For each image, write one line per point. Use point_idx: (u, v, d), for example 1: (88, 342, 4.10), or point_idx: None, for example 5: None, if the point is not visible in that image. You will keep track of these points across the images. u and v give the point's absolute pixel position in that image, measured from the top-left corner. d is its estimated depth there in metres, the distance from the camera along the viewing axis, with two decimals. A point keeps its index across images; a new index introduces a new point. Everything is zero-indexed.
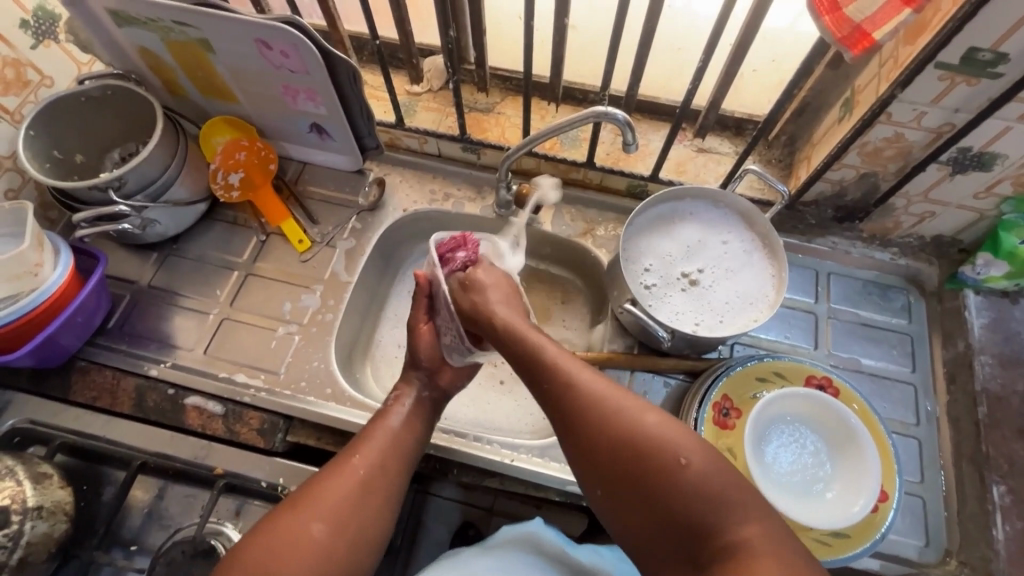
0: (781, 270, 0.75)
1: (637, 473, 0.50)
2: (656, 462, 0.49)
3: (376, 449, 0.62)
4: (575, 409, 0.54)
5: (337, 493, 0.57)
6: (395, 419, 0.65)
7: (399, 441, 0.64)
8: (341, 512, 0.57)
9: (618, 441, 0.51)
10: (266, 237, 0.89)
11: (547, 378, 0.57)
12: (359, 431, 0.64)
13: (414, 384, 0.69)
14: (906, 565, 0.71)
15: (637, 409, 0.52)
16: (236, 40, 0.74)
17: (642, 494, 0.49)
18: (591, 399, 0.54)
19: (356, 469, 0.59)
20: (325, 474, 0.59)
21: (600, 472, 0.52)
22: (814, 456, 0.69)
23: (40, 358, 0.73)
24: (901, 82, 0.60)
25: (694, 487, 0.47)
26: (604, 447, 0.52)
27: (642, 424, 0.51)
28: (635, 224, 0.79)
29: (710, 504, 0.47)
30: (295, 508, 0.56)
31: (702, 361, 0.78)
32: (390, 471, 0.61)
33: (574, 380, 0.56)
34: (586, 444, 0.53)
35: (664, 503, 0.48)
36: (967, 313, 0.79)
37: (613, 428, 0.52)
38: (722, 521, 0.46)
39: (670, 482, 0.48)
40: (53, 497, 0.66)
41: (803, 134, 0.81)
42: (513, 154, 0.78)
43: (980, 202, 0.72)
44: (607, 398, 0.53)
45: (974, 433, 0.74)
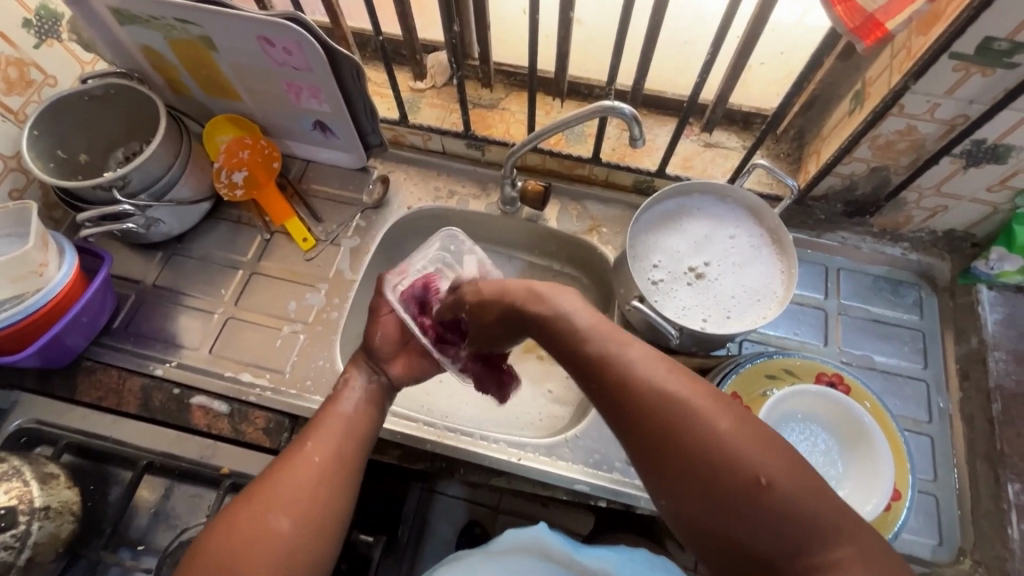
0: (791, 265, 0.74)
1: (715, 489, 0.42)
2: (737, 477, 0.42)
3: (331, 435, 0.60)
4: (639, 408, 0.46)
5: (295, 483, 0.55)
6: (346, 405, 0.64)
7: (353, 427, 0.62)
8: (302, 504, 0.54)
9: (690, 449, 0.43)
10: (270, 235, 0.89)
11: (605, 370, 0.49)
12: (312, 420, 0.62)
13: (363, 368, 0.68)
14: (918, 564, 0.70)
15: (710, 411, 0.44)
16: (240, 38, 0.74)
17: (716, 512, 0.42)
18: (656, 397, 0.45)
19: (309, 456, 0.57)
20: (277, 465, 0.57)
21: (666, 482, 0.44)
22: (826, 453, 0.68)
23: (45, 358, 0.73)
24: (914, 73, 0.59)
25: (787, 508, 0.40)
26: (672, 455, 0.44)
27: (717, 431, 0.43)
28: (642, 220, 0.78)
29: (801, 527, 0.40)
30: (249, 502, 0.54)
31: (710, 358, 0.77)
32: (349, 457, 0.59)
33: (633, 375, 0.47)
34: (653, 450, 0.45)
35: (744, 525, 0.41)
36: (981, 308, 0.78)
37: (683, 435, 0.44)
38: (817, 546, 0.39)
39: (754, 502, 0.41)
40: (60, 497, 0.66)
41: (812, 127, 0.80)
42: (518, 151, 0.77)
43: (993, 195, 0.70)
44: (677, 396, 0.45)
45: (988, 431, 0.73)
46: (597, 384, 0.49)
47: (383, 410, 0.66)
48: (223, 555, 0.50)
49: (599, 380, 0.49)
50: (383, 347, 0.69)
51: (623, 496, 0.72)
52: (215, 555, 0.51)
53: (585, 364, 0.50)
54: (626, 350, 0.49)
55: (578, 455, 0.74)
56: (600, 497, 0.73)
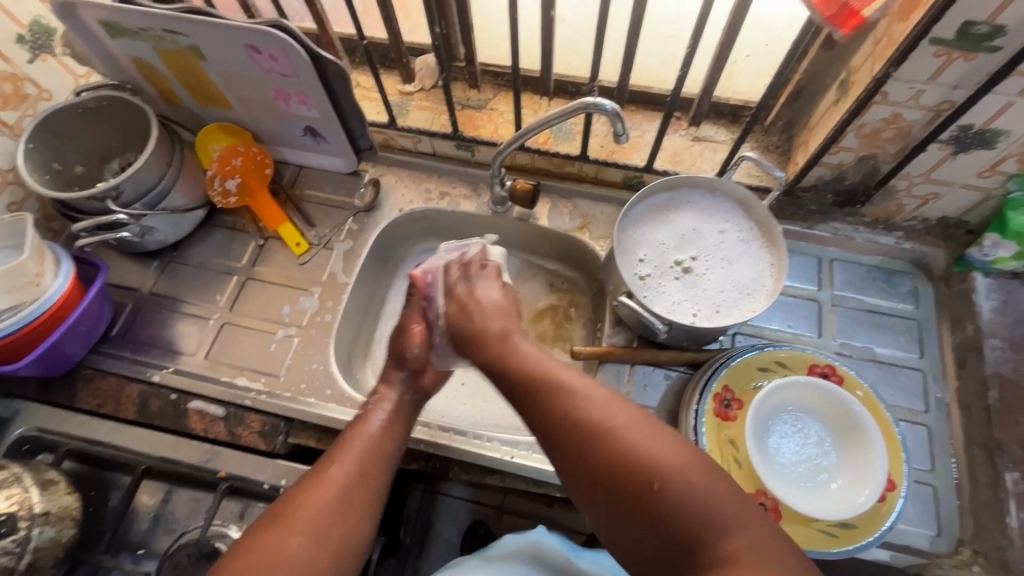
0: (780, 258, 0.73)
1: (617, 492, 0.49)
2: (637, 480, 0.48)
3: (356, 456, 0.60)
4: (556, 425, 0.53)
5: (317, 506, 0.56)
6: (372, 424, 0.64)
7: (374, 445, 0.62)
8: (320, 527, 0.55)
9: (601, 461, 0.50)
10: (264, 241, 0.90)
11: (535, 387, 0.57)
12: (336, 442, 0.63)
13: (395, 388, 0.70)
14: (915, 555, 0.69)
15: (617, 426, 0.51)
16: (227, 47, 0.75)
17: (623, 514, 0.48)
18: (570, 415, 0.53)
19: (332, 478, 0.58)
20: (302, 486, 0.57)
21: (586, 484, 0.51)
22: (819, 445, 0.67)
23: (44, 367, 0.75)
24: (896, 60, 0.58)
25: (681, 506, 0.46)
26: (592, 462, 0.50)
27: (621, 443, 0.50)
28: (631, 217, 0.78)
29: (694, 525, 0.45)
30: (272, 525, 0.54)
31: (702, 352, 0.77)
32: (373, 479, 0.60)
33: (562, 393, 0.55)
34: (570, 467, 0.52)
35: (645, 521, 0.47)
36: (976, 296, 0.77)
37: (598, 441, 0.50)
38: (708, 543, 0.44)
39: (650, 504, 0.47)
40: (60, 503, 0.66)
41: (800, 118, 0.79)
42: (504, 150, 0.77)
43: (985, 180, 0.70)
44: (582, 409, 0.53)
45: (986, 419, 0.71)
46: (529, 408, 0.57)
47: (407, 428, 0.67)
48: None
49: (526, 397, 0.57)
50: (417, 356, 0.73)
51: None
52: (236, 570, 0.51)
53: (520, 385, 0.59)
54: (553, 373, 0.57)
55: None
56: None
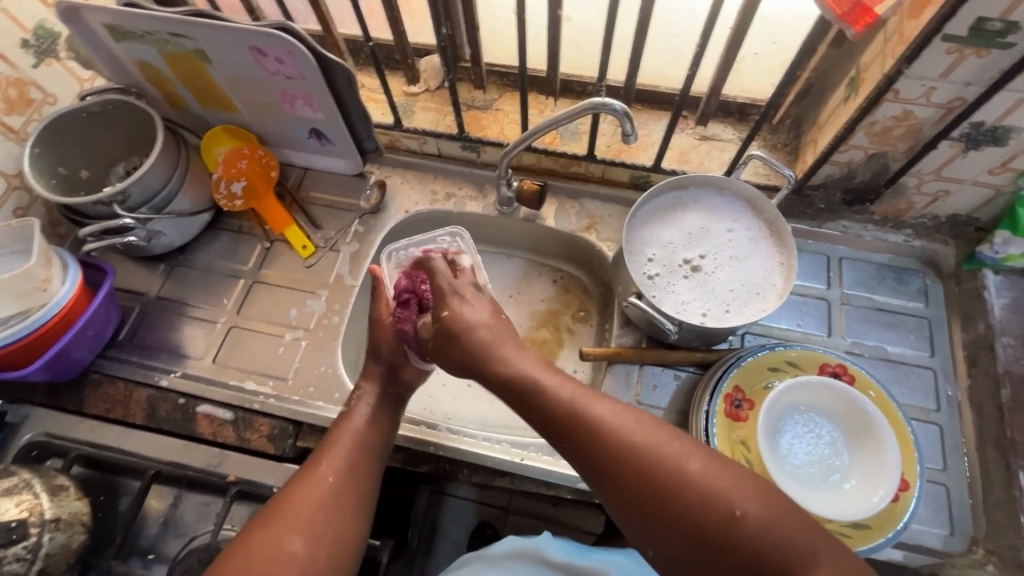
0: (790, 257, 0.73)
1: (693, 527, 0.47)
2: (711, 513, 0.47)
3: (344, 453, 0.63)
4: (607, 465, 0.51)
5: (308, 503, 0.58)
6: (357, 421, 0.67)
7: (363, 441, 0.65)
8: (315, 525, 0.57)
9: (678, 496, 0.48)
10: (270, 244, 0.89)
11: (570, 423, 0.54)
12: (322, 440, 0.65)
13: (376, 380, 0.71)
14: (928, 554, 0.68)
15: (679, 456, 0.50)
16: (232, 50, 0.74)
17: (699, 549, 0.47)
18: (620, 454, 0.51)
19: (325, 476, 0.60)
20: (293, 485, 0.60)
21: (646, 524, 0.49)
22: (832, 445, 0.67)
23: (52, 372, 0.75)
24: (907, 57, 0.58)
25: (762, 534, 0.46)
26: (654, 503, 0.49)
27: (688, 475, 0.49)
28: (639, 217, 0.78)
29: (780, 552, 0.45)
30: (268, 524, 0.56)
31: (712, 352, 0.76)
32: (362, 474, 0.63)
33: (606, 429, 0.52)
34: (634, 504, 0.50)
35: (732, 553, 0.46)
36: (987, 293, 0.76)
37: (659, 483, 0.49)
38: (796, 571, 0.45)
39: (732, 535, 0.46)
40: (70, 509, 0.66)
41: (808, 116, 0.79)
42: (511, 151, 0.77)
43: (996, 177, 0.69)
44: (633, 447, 0.51)
45: (998, 417, 0.71)
46: (566, 443, 0.54)
47: (393, 420, 0.69)
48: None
49: (561, 432, 0.54)
50: (393, 351, 0.72)
51: None
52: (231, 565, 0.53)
53: (548, 416, 0.55)
54: (589, 406, 0.54)
55: None
56: None
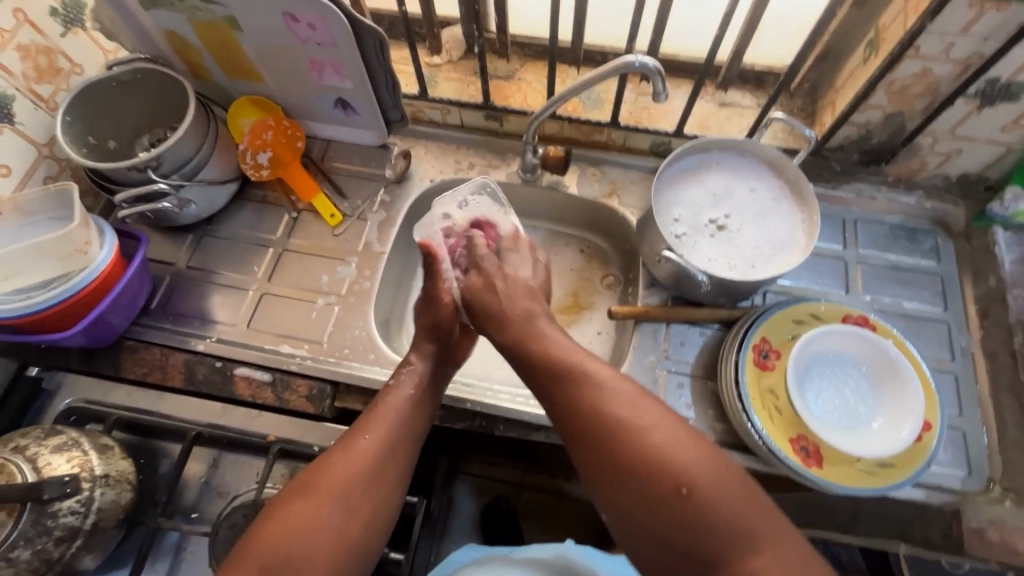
0: (812, 214, 0.76)
1: (646, 486, 0.51)
2: (668, 476, 0.50)
3: (380, 429, 0.64)
4: (578, 418, 0.56)
5: (344, 473, 0.59)
6: (398, 399, 0.67)
7: (404, 419, 0.66)
8: (351, 498, 0.58)
9: (636, 458, 0.52)
10: (297, 213, 0.91)
11: (553, 379, 0.60)
12: (366, 412, 0.66)
13: (427, 361, 0.72)
14: (949, 493, 0.71)
15: (648, 426, 0.53)
16: (264, 16, 0.75)
17: (643, 508, 0.51)
18: (594, 409, 0.56)
19: (361, 450, 0.61)
20: (334, 452, 0.61)
21: (596, 476, 0.54)
22: (858, 388, 0.69)
23: (90, 337, 0.75)
24: (931, 12, 0.60)
25: (704, 513, 0.48)
26: (607, 460, 0.53)
27: (652, 445, 0.52)
28: (664, 179, 0.80)
29: (723, 535, 0.47)
30: (305, 491, 0.58)
31: (736, 309, 0.79)
32: (400, 453, 0.63)
33: (585, 387, 0.57)
34: (592, 455, 0.54)
35: (672, 518, 0.49)
36: (998, 249, 0.80)
37: (620, 445, 0.53)
38: (736, 551, 0.47)
39: (680, 506, 0.49)
40: (118, 467, 0.68)
41: (825, 80, 0.82)
42: (538, 116, 0.79)
43: (1007, 134, 0.73)
44: (607, 408, 0.55)
45: (1011, 364, 0.74)
46: (548, 394, 0.60)
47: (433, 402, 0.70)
48: (280, 546, 0.54)
49: (552, 388, 0.60)
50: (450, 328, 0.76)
51: None
52: (269, 532, 0.55)
53: (542, 377, 0.61)
54: (584, 370, 0.59)
55: None
56: None
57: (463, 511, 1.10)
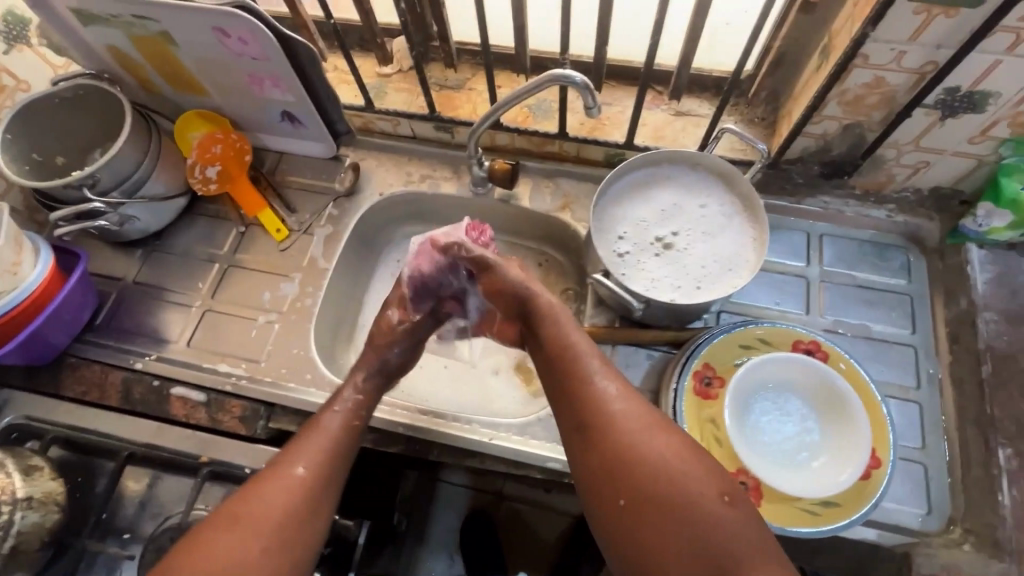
0: (763, 233, 0.72)
1: (665, 498, 0.53)
2: (705, 494, 0.52)
3: (311, 452, 0.62)
4: (601, 426, 0.58)
5: (273, 499, 0.57)
6: (329, 422, 0.65)
7: (337, 442, 0.64)
8: (277, 525, 0.56)
9: (655, 470, 0.54)
10: (245, 228, 0.90)
11: (576, 387, 0.62)
12: (296, 435, 0.64)
13: (367, 374, 0.71)
14: (905, 534, 0.65)
15: (669, 444, 0.56)
16: (195, 31, 0.74)
17: (660, 516, 0.53)
18: (615, 421, 0.58)
19: (297, 479, 0.59)
20: (259, 482, 0.59)
21: (612, 480, 0.56)
22: (802, 420, 0.65)
23: (28, 355, 0.76)
24: (872, 19, 0.55)
25: (742, 525, 0.51)
26: (628, 469, 0.55)
27: (674, 460, 0.55)
28: (610, 195, 0.76)
29: (734, 547, 0.50)
30: (227, 523, 0.55)
31: (684, 331, 0.75)
32: (330, 477, 0.62)
33: (606, 399, 0.60)
34: (612, 461, 0.56)
35: (687, 528, 0.51)
36: (970, 268, 0.74)
37: (640, 456, 0.55)
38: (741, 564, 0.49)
39: (698, 519, 0.51)
40: (44, 488, 0.68)
41: (783, 88, 0.77)
42: (477, 129, 0.76)
43: (977, 146, 0.67)
44: (628, 421, 0.58)
45: (978, 394, 0.69)
46: (567, 402, 0.62)
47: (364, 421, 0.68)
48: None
49: (574, 395, 0.61)
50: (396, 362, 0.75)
51: None
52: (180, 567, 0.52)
53: (566, 385, 0.63)
54: (603, 383, 0.61)
55: (550, 434, 0.73)
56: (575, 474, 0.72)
57: (445, 524, 1.11)
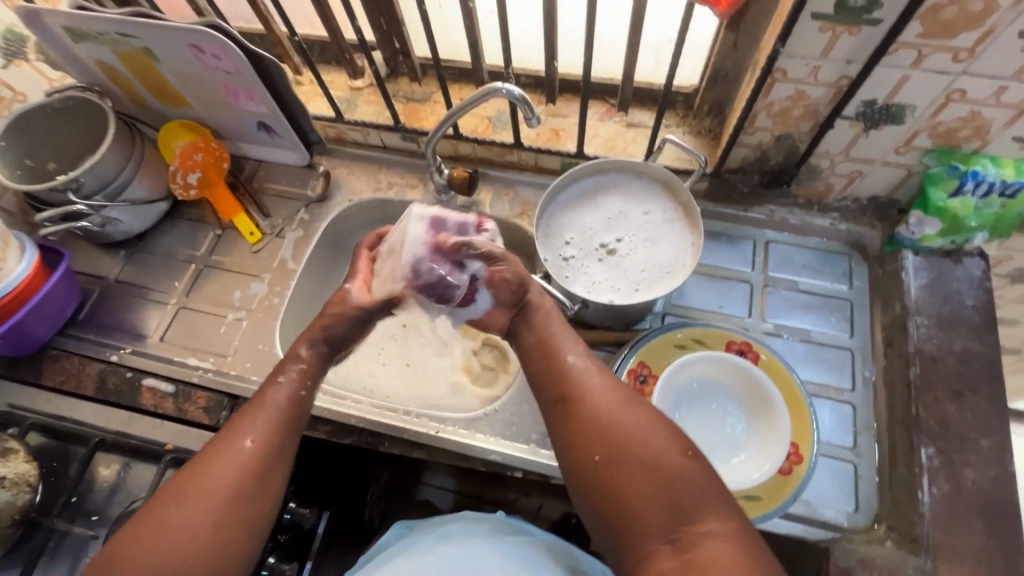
0: (699, 238, 0.75)
1: (632, 454, 0.53)
2: (671, 450, 0.53)
3: (256, 427, 0.60)
4: (576, 393, 0.59)
5: (220, 475, 0.57)
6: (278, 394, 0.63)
7: (285, 412, 0.62)
8: (226, 498, 0.56)
9: (627, 431, 0.55)
10: (222, 231, 0.95)
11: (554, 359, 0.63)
12: (241, 410, 0.62)
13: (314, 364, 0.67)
14: (827, 530, 0.68)
15: (639, 409, 0.57)
16: (174, 48, 0.80)
17: (629, 470, 0.53)
18: (588, 390, 0.59)
19: (245, 452, 0.58)
20: (205, 459, 0.58)
21: (584, 442, 0.56)
22: (724, 418, 0.69)
23: (11, 346, 0.81)
24: (781, 37, 0.60)
25: (707, 477, 0.52)
26: (601, 430, 0.56)
27: (646, 422, 0.55)
28: (558, 201, 0.80)
29: (696, 496, 0.50)
30: (174, 499, 0.56)
31: (627, 332, 0.78)
32: (280, 449, 0.61)
33: (581, 373, 0.61)
34: (586, 425, 0.57)
35: (654, 483, 0.51)
36: (904, 274, 0.76)
37: (614, 418, 0.56)
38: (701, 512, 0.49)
39: (663, 472, 0.51)
40: (17, 470, 0.74)
41: (724, 101, 0.81)
42: (432, 138, 0.81)
43: (903, 156, 0.70)
44: (601, 389, 0.59)
45: (906, 396, 0.71)
46: (546, 376, 0.63)
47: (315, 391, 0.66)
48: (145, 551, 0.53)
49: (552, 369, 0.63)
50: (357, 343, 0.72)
51: (537, 466, 0.74)
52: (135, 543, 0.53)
53: (546, 359, 0.64)
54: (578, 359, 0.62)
55: (495, 429, 0.76)
56: (515, 467, 0.75)
57: None
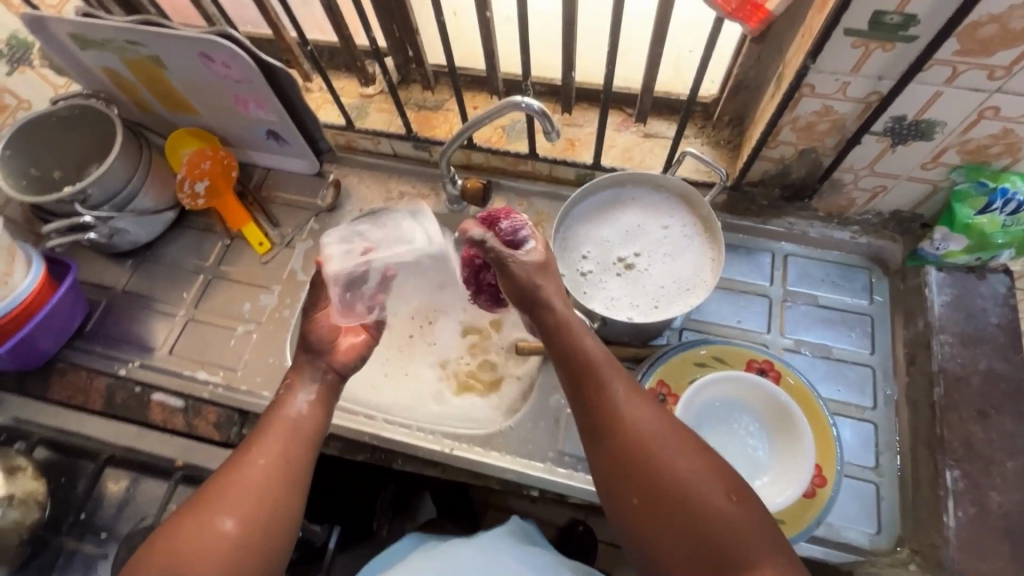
0: (720, 254, 0.74)
1: (675, 502, 0.50)
2: (714, 497, 0.50)
3: (272, 442, 0.55)
4: (610, 427, 0.54)
5: (240, 486, 0.51)
6: (290, 410, 0.57)
7: (302, 426, 0.57)
8: (248, 504, 0.51)
9: (668, 475, 0.51)
10: (230, 241, 0.93)
11: (582, 381, 0.56)
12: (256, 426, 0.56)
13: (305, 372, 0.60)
14: (850, 552, 0.67)
15: (680, 449, 0.52)
16: (183, 56, 0.78)
17: (671, 517, 0.50)
18: (623, 425, 0.54)
19: (257, 466, 0.53)
20: (223, 472, 0.53)
21: (620, 482, 0.53)
22: (747, 439, 0.68)
23: (18, 360, 0.80)
24: (811, 52, 0.58)
25: (749, 520, 0.49)
26: (642, 472, 0.52)
27: (688, 467, 0.51)
28: (576, 214, 0.79)
29: (742, 542, 0.48)
30: (195, 509, 0.50)
31: (645, 348, 0.77)
32: (297, 460, 0.55)
33: (614, 401, 0.55)
34: (623, 463, 0.53)
35: (696, 531, 0.49)
36: (928, 291, 0.75)
37: (654, 459, 0.52)
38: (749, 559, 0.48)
39: (708, 522, 0.49)
40: (25, 488, 0.73)
41: (745, 112, 0.79)
42: (447, 150, 0.79)
43: (929, 172, 0.69)
44: (637, 423, 0.54)
45: (931, 416, 0.69)
46: (574, 400, 0.57)
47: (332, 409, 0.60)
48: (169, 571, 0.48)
49: (580, 394, 0.56)
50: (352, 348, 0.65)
51: (553, 486, 0.73)
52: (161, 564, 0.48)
53: (572, 381, 0.57)
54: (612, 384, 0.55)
55: (511, 446, 0.75)
56: (531, 486, 0.74)
57: None
